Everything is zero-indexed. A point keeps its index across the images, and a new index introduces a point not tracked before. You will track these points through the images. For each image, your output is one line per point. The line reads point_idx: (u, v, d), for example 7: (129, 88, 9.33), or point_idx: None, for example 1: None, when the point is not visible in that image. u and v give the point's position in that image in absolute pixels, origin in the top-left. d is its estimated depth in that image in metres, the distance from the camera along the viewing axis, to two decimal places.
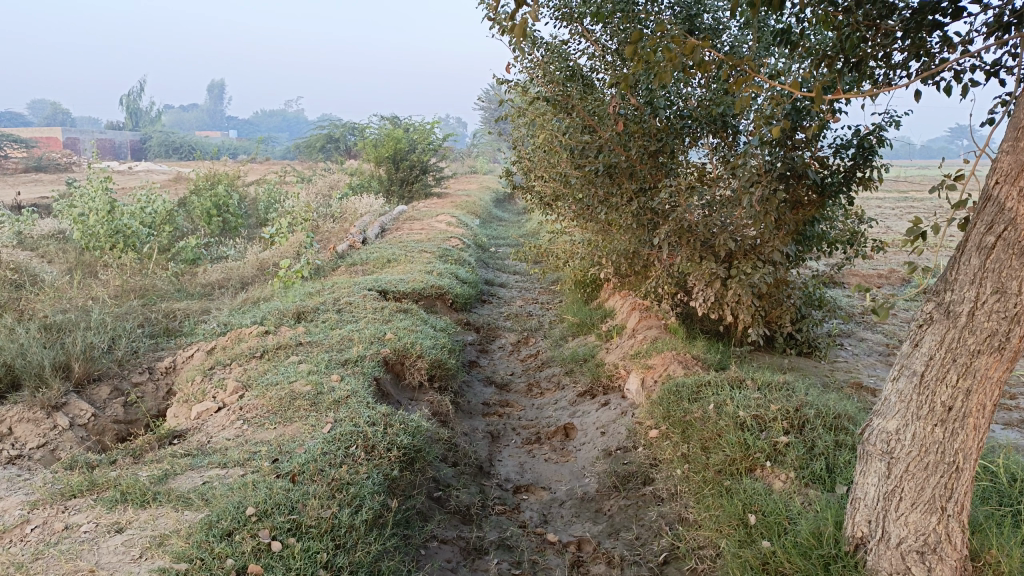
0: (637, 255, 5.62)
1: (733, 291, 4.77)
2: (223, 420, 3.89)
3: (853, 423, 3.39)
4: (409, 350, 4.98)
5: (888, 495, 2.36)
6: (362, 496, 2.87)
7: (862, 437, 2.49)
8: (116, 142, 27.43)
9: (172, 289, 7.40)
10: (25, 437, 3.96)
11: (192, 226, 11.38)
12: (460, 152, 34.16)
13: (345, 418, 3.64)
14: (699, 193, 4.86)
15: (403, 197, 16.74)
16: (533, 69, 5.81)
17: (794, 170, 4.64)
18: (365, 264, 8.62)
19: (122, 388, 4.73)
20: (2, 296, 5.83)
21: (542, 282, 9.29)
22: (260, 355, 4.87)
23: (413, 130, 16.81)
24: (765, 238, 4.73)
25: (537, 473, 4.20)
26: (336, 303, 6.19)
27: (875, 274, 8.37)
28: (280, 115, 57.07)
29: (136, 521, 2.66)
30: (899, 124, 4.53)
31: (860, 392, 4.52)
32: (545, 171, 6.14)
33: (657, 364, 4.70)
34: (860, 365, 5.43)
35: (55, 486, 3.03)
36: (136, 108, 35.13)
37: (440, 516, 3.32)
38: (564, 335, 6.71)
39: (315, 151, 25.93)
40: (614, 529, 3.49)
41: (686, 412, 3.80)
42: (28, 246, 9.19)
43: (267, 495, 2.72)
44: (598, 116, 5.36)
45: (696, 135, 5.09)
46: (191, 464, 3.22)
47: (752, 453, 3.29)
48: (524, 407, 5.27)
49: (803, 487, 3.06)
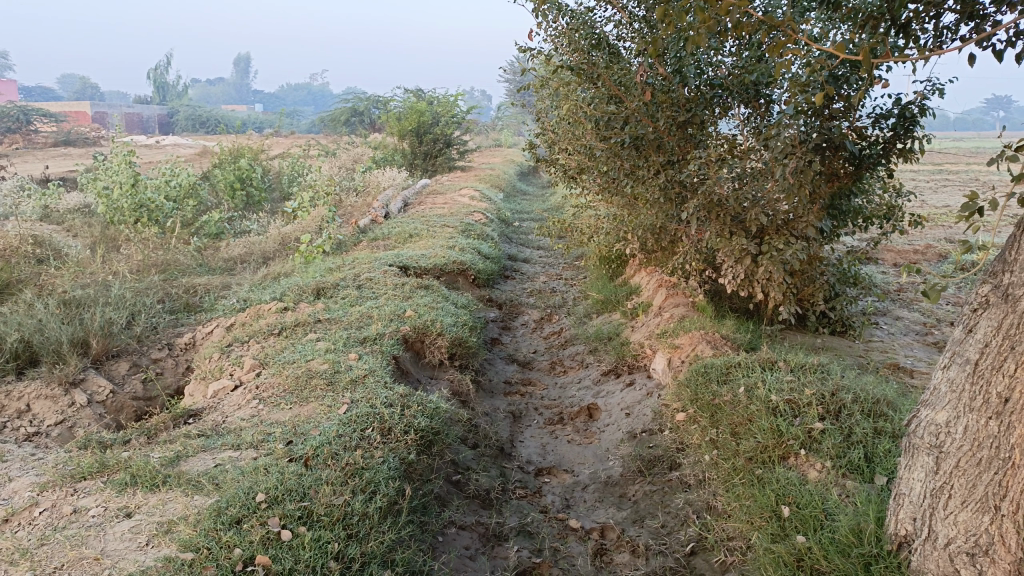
0: (664, 231, 5.42)
1: (764, 268, 4.56)
2: (238, 399, 3.81)
3: (892, 410, 3.23)
4: (429, 327, 4.86)
5: (936, 492, 2.19)
6: (377, 482, 2.77)
7: (910, 429, 2.35)
8: (144, 116, 27.57)
9: (194, 264, 7.35)
10: (42, 414, 3.93)
11: (216, 200, 11.33)
12: (485, 126, 33.84)
13: (361, 399, 3.53)
14: (729, 165, 4.67)
15: (426, 171, 16.60)
16: (557, 38, 5.59)
17: (831, 141, 4.39)
18: (387, 238, 8.51)
19: (141, 365, 4.68)
20: (24, 272, 5.81)
21: (567, 258, 9.14)
22: (278, 332, 4.79)
23: (437, 103, 16.62)
24: (799, 213, 4.55)
25: (559, 455, 4.09)
26: (356, 279, 6.08)
27: (910, 250, 8.10)
28: (306, 88, 56.97)
29: (145, 506, 2.59)
30: (943, 92, 4.28)
31: (897, 373, 4.33)
32: (570, 143, 5.95)
33: (685, 344, 4.54)
34: (896, 344, 5.22)
35: (65, 467, 2.97)
36: (163, 82, 35.30)
37: (458, 501, 3.22)
38: (588, 312, 6.56)
39: (339, 125, 25.79)
40: (639, 516, 3.36)
41: (714, 395, 3.64)
42: (54, 220, 9.21)
43: (279, 481, 2.63)
44: (625, 85, 5.15)
45: (727, 105, 4.87)
46: (203, 445, 3.14)
47: (785, 441, 3.13)
48: (547, 386, 5.15)
49: (840, 477, 2.91)
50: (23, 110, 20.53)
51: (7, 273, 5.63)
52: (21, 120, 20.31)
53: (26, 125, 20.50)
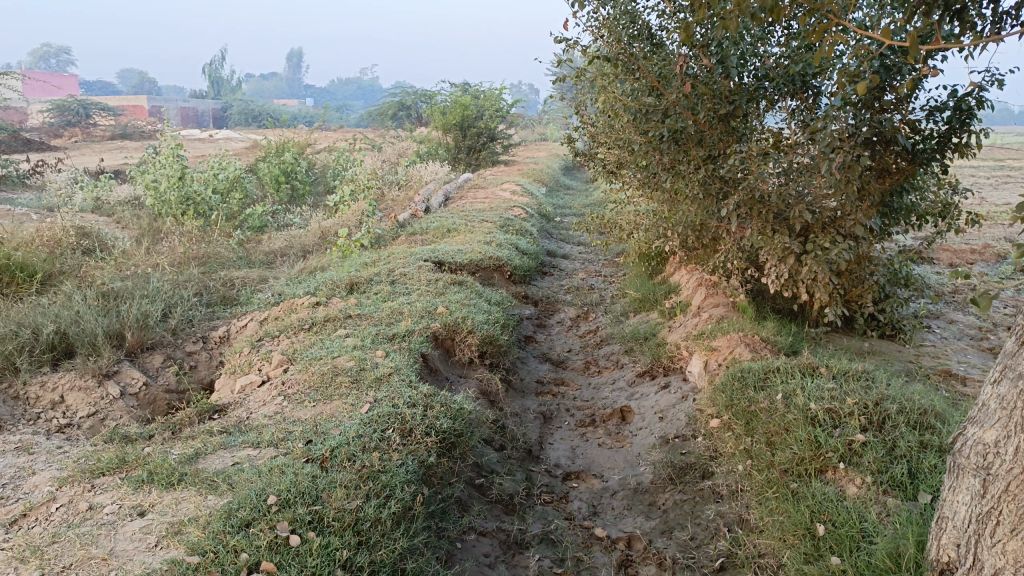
0: (705, 228, 5.24)
1: (808, 268, 4.36)
2: (264, 395, 3.79)
3: (940, 421, 3.03)
4: (460, 325, 4.79)
5: (982, 517, 2.02)
6: (393, 486, 2.70)
7: (955, 448, 2.17)
8: (198, 111, 28.14)
9: (234, 256, 7.41)
10: (76, 406, 3.97)
11: (261, 193, 11.47)
12: (530, 119, 33.70)
13: (384, 398, 3.46)
14: (774, 160, 4.48)
15: (470, 165, 16.56)
16: (597, 29, 5.40)
17: (882, 135, 4.19)
18: (425, 233, 8.46)
19: (175, 358, 4.70)
20: (68, 264, 5.91)
21: (607, 254, 8.99)
22: (308, 327, 4.77)
23: (483, 97, 16.59)
24: (848, 210, 4.33)
25: (589, 459, 3.97)
26: (390, 274, 6.03)
27: (967, 250, 7.75)
28: (355, 82, 57.51)
29: (159, 505, 2.56)
30: (1003, 84, 4.02)
31: (949, 381, 4.10)
32: (609, 138, 5.82)
33: (722, 346, 4.38)
34: (949, 350, 4.95)
35: (86, 462, 2.97)
36: (218, 77, 36.10)
37: (480, 506, 3.14)
38: (625, 311, 6.41)
39: (386, 119, 25.95)
40: (667, 527, 3.23)
41: (751, 402, 3.48)
42: (105, 212, 9.40)
43: (292, 483, 2.58)
44: (665, 77, 4.99)
45: (773, 98, 4.67)
46: (223, 443, 3.11)
47: (823, 453, 2.97)
48: (580, 386, 5.03)
49: (881, 494, 2.74)
50: (83, 103, 21.18)
51: (50, 265, 5.74)
52: (81, 114, 21.01)
53: (86, 119, 21.12)
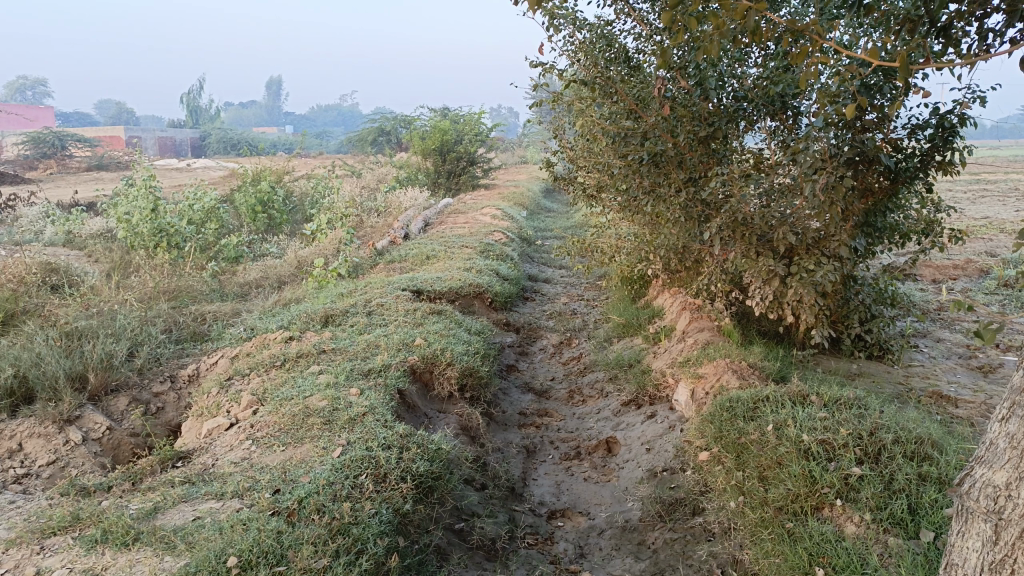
0: (687, 250, 5.13)
1: (794, 291, 4.25)
2: (230, 440, 3.61)
3: (938, 451, 2.92)
4: (439, 357, 4.64)
5: (995, 566, 1.88)
6: (365, 540, 2.55)
7: (959, 489, 2.04)
8: (176, 140, 27.89)
9: (207, 289, 7.21)
10: (34, 454, 3.75)
11: (238, 223, 11.26)
12: (510, 142, 33.73)
13: (358, 440, 3.28)
14: (755, 181, 4.39)
15: (449, 190, 16.46)
16: (574, 52, 5.31)
17: (865, 154, 4.09)
18: (404, 261, 8.29)
19: (141, 399, 4.48)
20: (30, 303, 5.67)
21: (589, 278, 8.89)
22: (280, 363, 4.58)
23: (462, 121, 16.51)
24: (831, 231, 4.24)
25: (575, 495, 3.81)
26: (367, 305, 5.86)
27: (949, 266, 7.73)
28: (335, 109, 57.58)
29: (112, 567, 2.38)
30: (984, 101, 3.97)
31: (941, 404, 4.00)
32: (588, 161, 5.72)
33: (709, 373, 4.24)
34: (938, 369, 4.86)
35: (36, 520, 2.76)
36: (195, 104, 36.02)
37: (460, 554, 2.96)
38: (609, 337, 6.27)
39: (366, 144, 25.83)
40: (659, 569, 3.06)
41: (740, 434, 3.33)
42: (76, 245, 9.16)
43: (254, 541, 2.41)
44: (644, 100, 4.92)
45: (752, 119, 4.59)
46: (184, 495, 2.93)
47: (819, 489, 2.84)
48: (564, 417, 4.87)
49: (881, 533, 2.62)
50: (58, 135, 20.91)
51: (12, 303, 5.51)
52: (56, 145, 20.68)
53: (61, 151, 20.81)
